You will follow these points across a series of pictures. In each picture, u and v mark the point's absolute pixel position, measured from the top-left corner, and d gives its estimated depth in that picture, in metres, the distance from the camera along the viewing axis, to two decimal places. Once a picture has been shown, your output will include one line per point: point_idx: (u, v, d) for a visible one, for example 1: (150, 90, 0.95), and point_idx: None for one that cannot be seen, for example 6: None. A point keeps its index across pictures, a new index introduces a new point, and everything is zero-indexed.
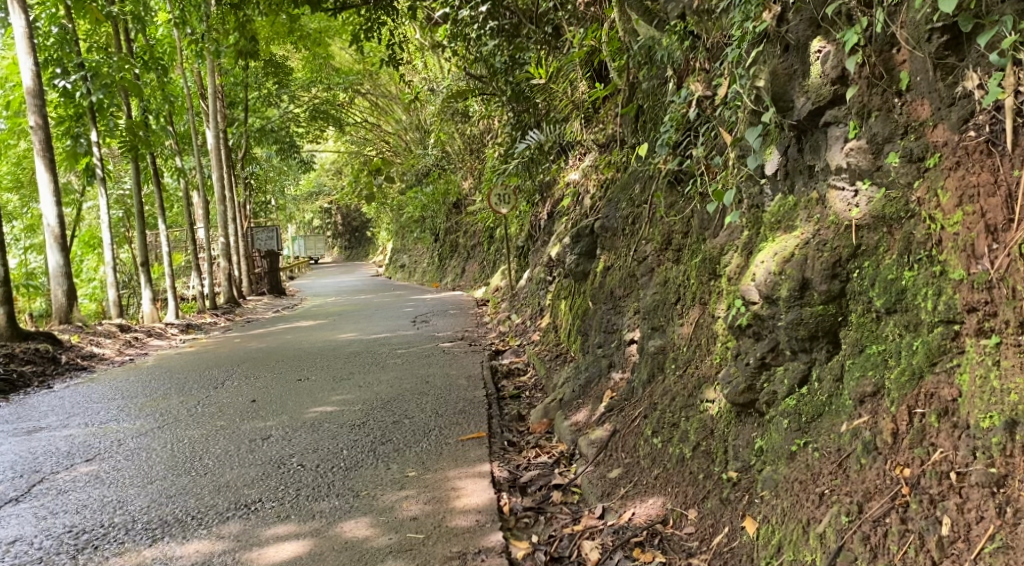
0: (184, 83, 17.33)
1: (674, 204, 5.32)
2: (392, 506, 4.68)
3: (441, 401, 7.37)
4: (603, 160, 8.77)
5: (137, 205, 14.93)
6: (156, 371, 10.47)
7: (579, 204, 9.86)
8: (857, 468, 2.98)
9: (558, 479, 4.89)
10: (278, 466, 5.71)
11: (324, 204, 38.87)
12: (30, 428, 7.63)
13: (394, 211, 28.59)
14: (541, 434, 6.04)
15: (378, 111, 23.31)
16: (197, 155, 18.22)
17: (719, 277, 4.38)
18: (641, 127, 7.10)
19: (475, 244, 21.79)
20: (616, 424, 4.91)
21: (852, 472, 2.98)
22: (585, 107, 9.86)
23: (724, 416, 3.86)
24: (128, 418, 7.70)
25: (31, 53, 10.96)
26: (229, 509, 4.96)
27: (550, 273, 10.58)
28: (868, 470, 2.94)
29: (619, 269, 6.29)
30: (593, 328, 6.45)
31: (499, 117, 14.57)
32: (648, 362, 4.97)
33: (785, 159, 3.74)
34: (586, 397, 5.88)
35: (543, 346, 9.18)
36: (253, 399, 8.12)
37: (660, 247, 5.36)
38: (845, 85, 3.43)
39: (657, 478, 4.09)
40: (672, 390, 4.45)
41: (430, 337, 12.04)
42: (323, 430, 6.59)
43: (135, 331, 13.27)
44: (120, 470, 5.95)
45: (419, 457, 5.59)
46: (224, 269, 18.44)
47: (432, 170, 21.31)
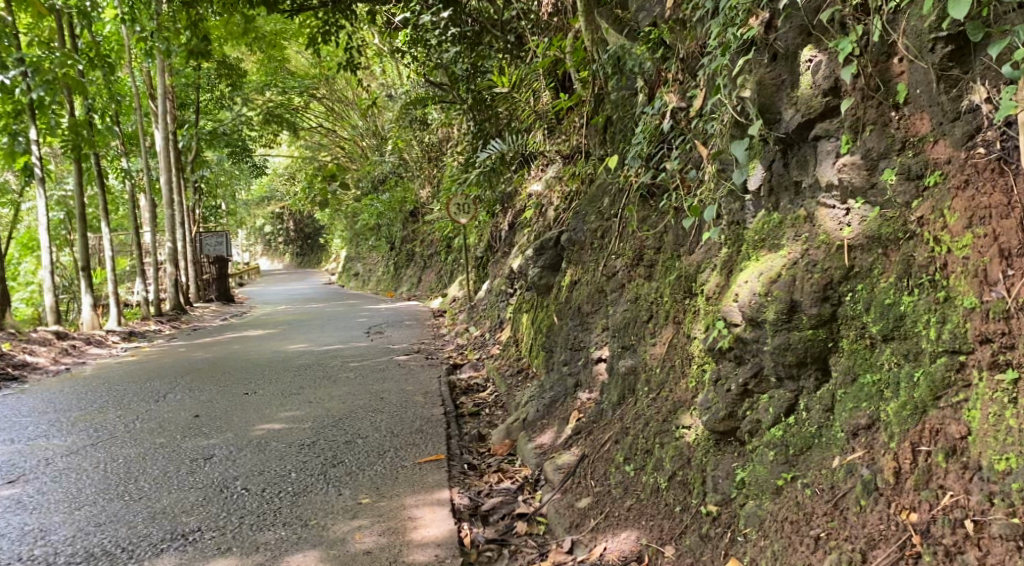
0: (133, 83, 16.78)
1: (647, 219, 5.12)
2: (344, 538, 4.37)
3: (397, 419, 7.05)
4: (567, 172, 8.56)
5: (79, 207, 14.32)
6: (94, 381, 9.95)
7: (540, 215, 9.63)
8: (856, 510, 2.79)
9: (522, 507, 4.64)
10: (220, 490, 5.34)
11: (276, 210, 38.14)
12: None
13: (349, 219, 28.10)
14: (503, 457, 5.77)
15: (335, 117, 22.93)
16: (144, 156, 17.62)
17: (695, 295, 4.17)
18: (609, 138, 6.92)
19: (431, 254, 21.48)
20: (585, 448, 4.67)
21: (850, 515, 2.79)
22: (547, 117, 9.67)
23: (702, 445, 3.64)
24: (60, 434, 7.24)
25: None
26: (163, 540, 4.60)
27: (510, 285, 10.32)
28: (869, 513, 2.75)
29: (586, 284, 6.05)
30: (557, 345, 6.20)
31: (459, 126, 14.33)
32: (618, 384, 4.74)
33: (769, 174, 3.57)
34: (550, 418, 5.63)
35: (503, 361, 8.90)
36: (196, 414, 7.71)
37: (631, 263, 5.14)
38: (837, 97, 3.29)
39: (629, 509, 3.84)
40: (644, 414, 4.22)
41: (385, 349, 11.69)
42: (269, 450, 6.22)
43: (73, 339, 12.67)
44: (45, 493, 5.53)
45: (373, 481, 5.28)
46: (171, 275, 17.83)
47: (389, 177, 20.97)
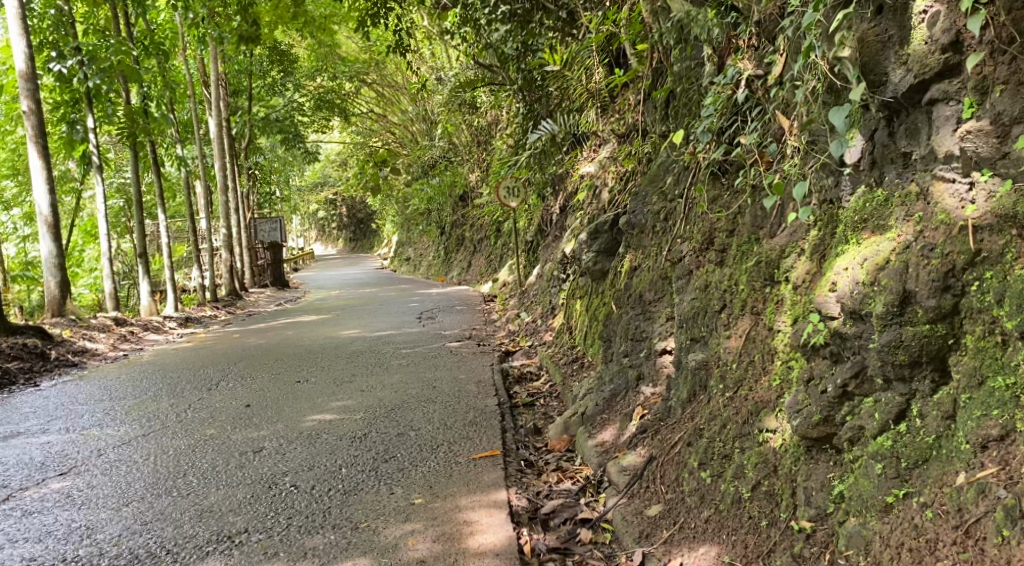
0: (186, 70, 16.78)
1: (718, 199, 4.70)
2: (396, 545, 4.08)
3: (450, 411, 6.75)
4: (623, 151, 8.13)
5: (136, 195, 14.30)
6: (149, 368, 9.87)
7: (594, 197, 9.22)
8: (997, 541, 2.43)
9: (585, 512, 4.29)
10: (269, 486, 5.10)
11: (329, 196, 38.24)
12: (6, 433, 7.03)
13: (400, 205, 27.93)
14: (561, 453, 5.42)
15: (386, 101, 22.80)
16: (199, 144, 17.60)
17: (779, 283, 3.80)
18: (671, 113, 6.49)
19: (481, 238, 21.20)
20: (652, 448, 4.31)
21: (989, 547, 2.44)
22: (601, 96, 9.24)
23: (790, 451, 3.28)
24: (112, 423, 7.10)
25: (25, 35, 10.36)
26: (209, 542, 4.36)
27: (563, 270, 9.93)
28: (1014, 546, 2.39)
29: (648, 271, 5.64)
30: (616, 335, 5.81)
31: (509, 107, 13.96)
32: (689, 380, 4.36)
33: (872, 146, 3.20)
34: (611, 413, 5.27)
35: (557, 349, 8.54)
36: (247, 404, 7.50)
37: (699, 247, 4.72)
38: (959, 52, 2.87)
39: (707, 521, 3.48)
40: (720, 414, 3.82)
41: (436, 335, 11.41)
42: (320, 443, 5.97)
43: (130, 325, 12.65)
44: (95, 488, 5.35)
45: (426, 479, 4.98)
46: (226, 261, 17.81)
47: (439, 161, 20.72)
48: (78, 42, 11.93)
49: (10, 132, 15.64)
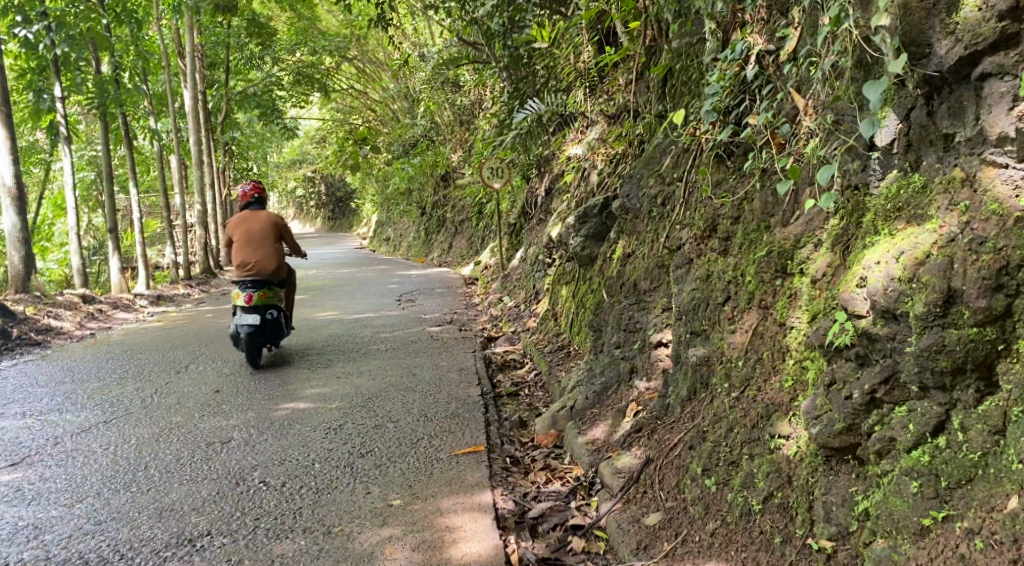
0: (161, 41, 16.18)
1: (722, 182, 4.40)
2: (372, 553, 3.78)
3: (431, 401, 6.42)
4: (613, 132, 7.80)
5: (107, 169, 13.75)
6: (116, 348, 9.45)
7: (581, 180, 8.88)
8: None
9: (577, 518, 4.00)
10: (236, 482, 4.76)
11: (308, 174, 37.54)
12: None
13: (380, 184, 27.45)
14: (549, 450, 5.13)
15: (366, 78, 22.28)
16: (174, 117, 17.04)
17: (793, 275, 3.52)
18: (666, 92, 6.16)
19: (462, 220, 20.82)
20: (649, 450, 4.02)
21: None
22: (590, 76, 8.87)
23: (806, 460, 3.01)
24: (73, 409, 6.71)
25: None
26: (167, 547, 4.03)
27: (548, 254, 9.61)
28: None
29: (642, 258, 5.34)
30: (608, 325, 5.51)
31: (493, 86, 13.55)
32: (688, 376, 4.06)
33: (907, 126, 2.93)
34: (601, 408, 4.98)
35: (542, 336, 8.23)
36: (217, 390, 7.13)
37: (701, 234, 4.42)
38: (1018, 21, 2.60)
39: (713, 535, 3.21)
40: (725, 417, 3.54)
41: (416, 319, 11.06)
42: (293, 435, 5.64)
43: (99, 303, 12.18)
44: (48, 481, 4.98)
45: (406, 477, 4.67)
46: (201, 238, 17.29)
47: (421, 140, 20.32)
48: (45, 6, 11.30)
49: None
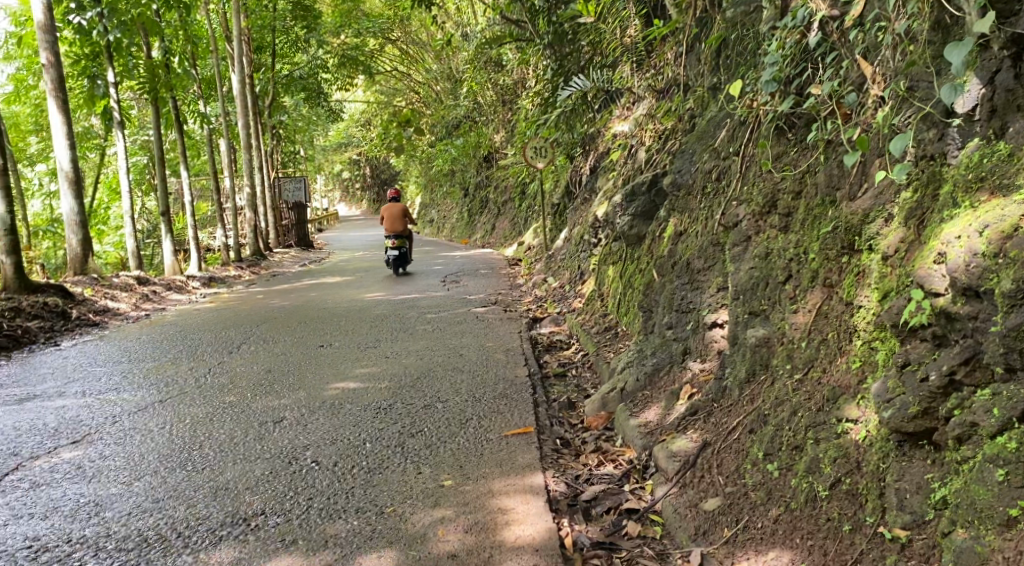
0: (209, 24, 16.27)
1: (783, 156, 4.24)
2: (424, 535, 3.73)
3: (479, 382, 6.36)
4: (662, 108, 7.61)
5: (158, 152, 13.91)
6: (170, 328, 9.58)
7: (628, 158, 8.71)
8: None
9: (631, 502, 3.91)
10: (288, 462, 4.76)
11: (353, 156, 37.72)
12: (21, 397, 6.72)
13: (424, 165, 27.44)
14: (599, 432, 5.02)
15: (410, 59, 22.21)
16: (222, 101, 17.18)
17: (861, 251, 3.36)
18: (719, 65, 5.97)
19: (506, 200, 20.73)
20: (706, 433, 3.90)
21: None
22: (636, 51, 8.63)
23: (877, 444, 2.88)
24: (129, 388, 6.78)
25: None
26: (223, 526, 4.02)
27: (593, 233, 9.46)
28: None
29: (695, 237, 5.20)
30: (658, 305, 5.39)
31: (537, 64, 13.38)
32: (747, 358, 3.92)
33: (992, 90, 2.83)
34: (653, 390, 4.86)
35: (588, 317, 8.11)
36: (268, 370, 7.15)
37: (759, 210, 4.27)
38: None
39: (776, 522, 3.09)
40: (788, 400, 3.41)
41: (461, 299, 11.02)
42: (343, 414, 5.62)
43: (153, 285, 12.37)
44: (107, 459, 5.02)
45: (456, 457, 4.61)
46: (250, 221, 17.47)
47: (464, 121, 20.25)
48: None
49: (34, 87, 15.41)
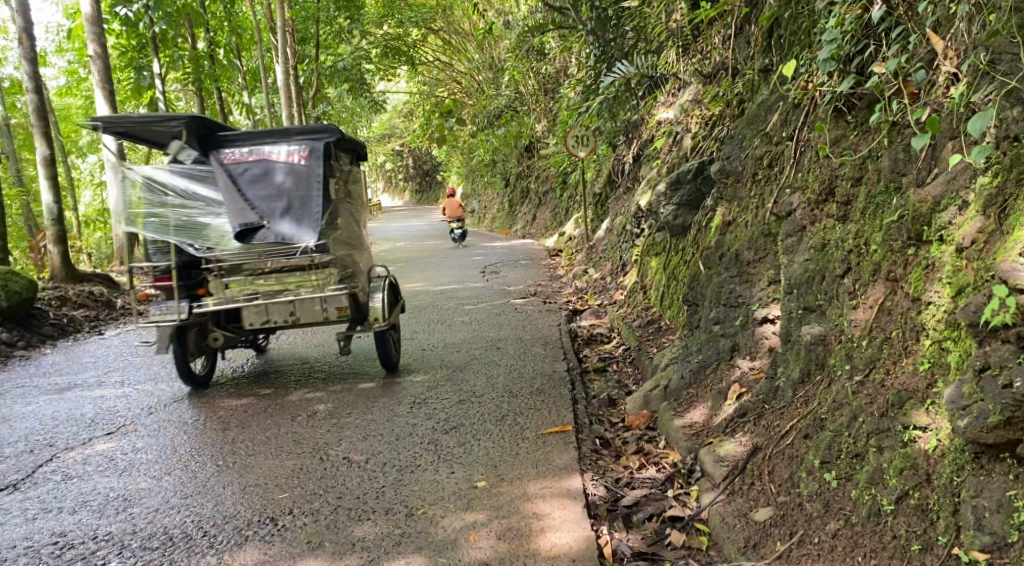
0: (252, 15, 16.24)
1: (842, 140, 3.94)
2: (455, 540, 3.54)
3: (516, 376, 6.15)
4: (709, 93, 7.30)
5: None
6: None
7: (673, 146, 8.42)
8: None
9: (675, 509, 3.68)
10: (320, 459, 4.59)
11: (395, 148, 37.69)
12: (62, 385, 6.55)
13: (465, 155, 27.30)
14: (642, 431, 4.77)
15: (451, 49, 22.02)
16: (266, 92, 17.19)
17: (931, 243, 3.08)
18: (771, 47, 5.67)
19: (547, 190, 20.48)
20: (756, 437, 3.65)
21: None
22: (683, 35, 8.29)
23: (949, 456, 2.64)
24: (167, 377, 6.63)
25: None
26: (249, 525, 3.86)
27: (635, 224, 9.17)
28: None
29: (744, 227, 4.93)
30: (705, 299, 5.12)
31: (580, 52, 13.07)
32: (801, 356, 3.67)
33: None
34: (699, 388, 4.61)
35: (629, 310, 7.85)
36: (304, 361, 6.99)
37: (816, 198, 4.01)
38: None
39: (836, 538, 2.85)
40: (847, 403, 3.15)
41: (501, 290, 10.83)
42: (378, 409, 5.44)
43: None
44: (139, 452, 4.87)
45: (492, 457, 4.41)
46: None
47: (505, 111, 20.03)
48: None
49: (85, 79, 15.53)
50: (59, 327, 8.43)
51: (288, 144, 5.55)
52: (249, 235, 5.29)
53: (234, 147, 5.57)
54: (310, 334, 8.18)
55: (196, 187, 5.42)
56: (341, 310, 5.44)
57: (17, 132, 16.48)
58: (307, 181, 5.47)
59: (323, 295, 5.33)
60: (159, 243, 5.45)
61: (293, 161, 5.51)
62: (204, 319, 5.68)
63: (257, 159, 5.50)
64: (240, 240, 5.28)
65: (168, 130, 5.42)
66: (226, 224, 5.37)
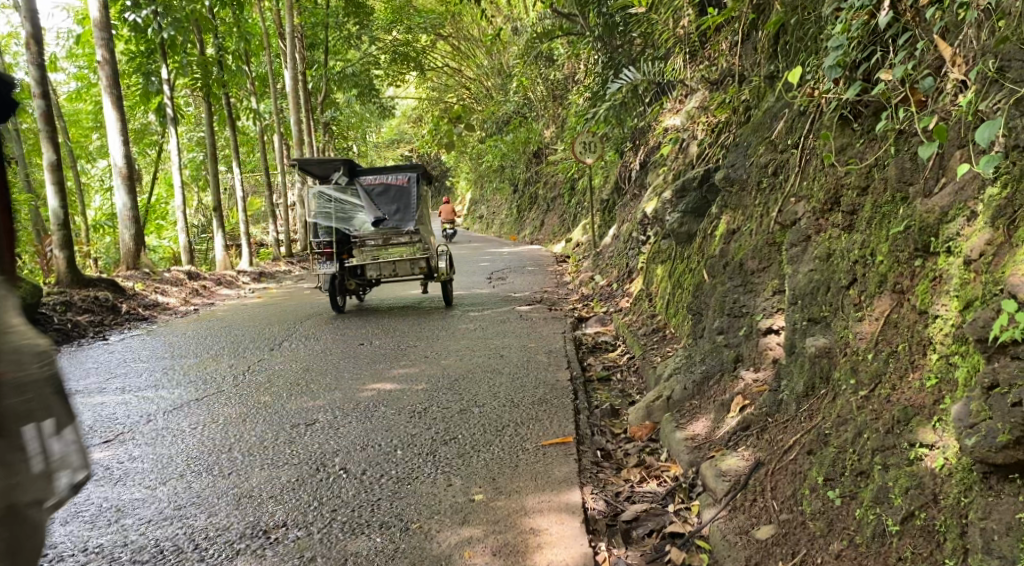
0: (262, 22, 16.24)
1: (847, 148, 3.87)
2: (450, 556, 3.47)
3: (518, 385, 6.08)
4: (716, 99, 7.22)
5: (211, 149, 13.98)
6: (216, 323, 9.45)
7: (680, 153, 8.34)
8: None
9: (676, 525, 3.61)
10: (316, 469, 4.53)
11: (404, 154, 37.70)
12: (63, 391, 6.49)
13: (474, 161, 27.27)
14: (644, 443, 4.70)
15: (460, 56, 21.98)
16: (275, 98, 17.18)
17: (937, 255, 3.00)
18: (778, 53, 5.59)
19: (555, 196, 20.41)
20: (759, 451, 3.58)
21: None
22: (690, 41, 8.19)
23: (956, 475, 2.56)
24: (168, 384, 6.58)
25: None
26: (242, 538, 3.80)
27: (642, 231, 9.09)
28: None
29: (749, 236, 4.85)
30: (708, 308, 5.05)
31: (588, 58, 13.00)
32: (805, 369, 3.59)
33: None
34: (702, 399, 4.54)
35: (635, 318, 7.77)
36: (306, 368, 6.94)
37: (821, 208, 3.93)
38: None
39: (839, 559, 2.77)
40: (852, 419, 3.07)
41: (506, 297, 10.76)
42: (377, 418, 5.38)
43: (203, 279, 12.34)
44: (135, 461, 4.82)
45: (490, 469, 4.34)
46: (300, 217, 17.49)
47: (514, 117, 19.98)
48: None
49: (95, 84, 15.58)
50: (64, 332, 8.40)
51: (398, 173, 9.52)
52: (378, 223, 9.23)
53: (369, 174, 9.61)
54: (378, 295, 11.26)
55: (343, 196, 9.26)
56: (424, 269, 9.18)
57: (27, 137, 16.56)
58: (410, 195, 9.43)
59: (419, 260, 9.12)
60: (323, 228, 9.21)
61: (400, 183, 9.48)
62: (344, 274, 9.18)
63: (380, 181, 9.48)
64: (373, 226, 9.16)
65: (329, 165, 9.49)
66: (364, 217, 9.23)
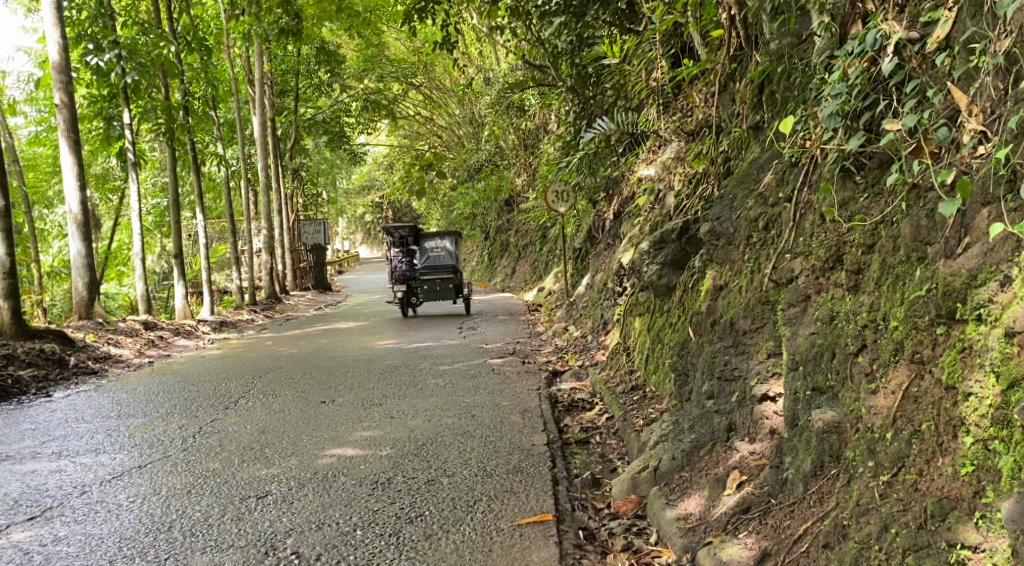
0: (229, 68, 15.95)
1: (850, 203, 3.56)
2: None
3: (491, 450, 5.66)
4: (693, 150, 6.95)
5: (176, 196, 13.46)
6: (171, 378, 8.90)
7: (654, 203, 8.05)
8: None
9: None
10: (265, 553, 4.07)
11: (375, 200, 37.30)
12: None
13: (446, 208, 26.98)
14: (630, 520, 4.28)
15: (432, 104, 21.76)
16: (242, 142, 16.76)
17: (964, 323, 2.68)
18: (762, 101, 5.31)
19: (526, 244, 20.16)
20: (765, 540, 3.20)
21: None
22: (663, 92, 7.92)
23: None
24: (109, 447, 6.05)
25: (60, 27, 9.70)
26: None
27: (618, 282, 8.75)
28: None
29: (738, 293, 4.51)
30: (695, 371, 4.68)
31: (559, 107, 12.74)
32: (812, 447, 3.21)
33: None
34: (693, 471, 4.15)
35: (612, 373, 7.40)
36: (262, 429, 6.44)
37: (821, 266, 3.61)
38: None
39: None
40: (875, 510, 2.73)
41: (477, 349, 10.35)
42: (336, 489, 4.93)
43: (160, 329, 11.80)
44: (60, 543, 4.31)
45: (458, 554, 3.91)
46: (265, 263, 17.01)
47: (485, 164, 19.71)
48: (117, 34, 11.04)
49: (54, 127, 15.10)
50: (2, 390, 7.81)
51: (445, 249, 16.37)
52: None
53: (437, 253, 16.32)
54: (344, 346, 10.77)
55: None
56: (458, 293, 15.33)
57: None
58: None
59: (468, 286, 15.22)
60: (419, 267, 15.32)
61: None
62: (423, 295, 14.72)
63: None
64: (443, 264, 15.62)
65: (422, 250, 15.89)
66: None
